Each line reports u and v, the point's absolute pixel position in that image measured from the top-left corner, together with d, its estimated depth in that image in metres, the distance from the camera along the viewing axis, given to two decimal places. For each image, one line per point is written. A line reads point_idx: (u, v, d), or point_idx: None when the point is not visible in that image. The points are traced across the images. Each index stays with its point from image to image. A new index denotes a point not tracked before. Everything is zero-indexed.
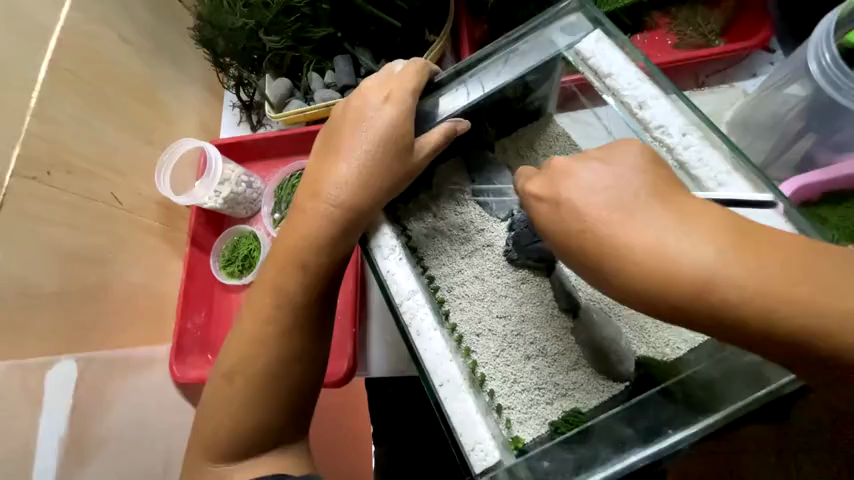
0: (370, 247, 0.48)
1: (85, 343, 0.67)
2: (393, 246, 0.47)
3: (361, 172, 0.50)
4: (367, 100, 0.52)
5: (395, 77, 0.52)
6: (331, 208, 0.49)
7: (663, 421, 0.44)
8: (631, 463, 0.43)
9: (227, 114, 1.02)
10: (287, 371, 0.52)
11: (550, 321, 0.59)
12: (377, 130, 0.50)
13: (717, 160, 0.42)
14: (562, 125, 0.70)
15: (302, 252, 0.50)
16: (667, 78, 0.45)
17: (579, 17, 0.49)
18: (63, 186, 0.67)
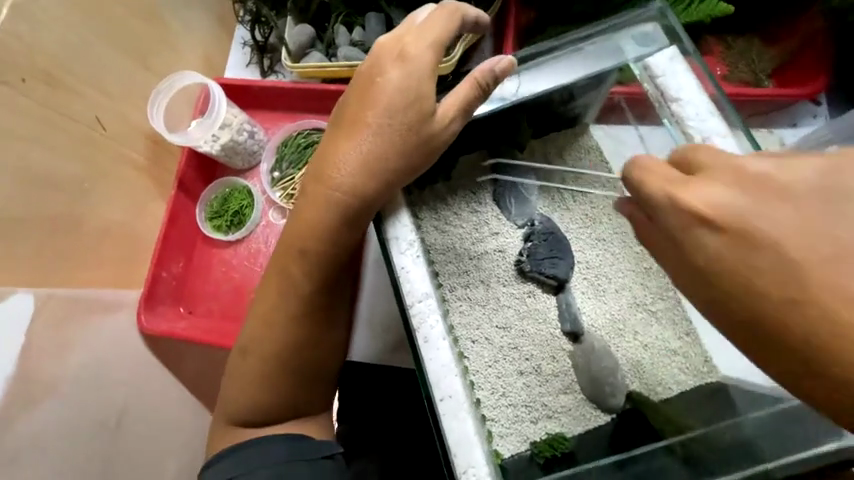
0: (384, 237, 0.43)
1: (45, 278, 0.61)
2: (411, 240, 0.43)
3: (386, 151, 0.44)
4: (389, 59, 0.46)
5: (420, 30, 0.46)
6: (349, 190, 0.44)
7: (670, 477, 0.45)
8: None
9: (236, 51, 0.91)
10: (283, 347, 0.50)
11: (549, 340, 0.57)
12: (409, 104, 0.44)
13: None
14: (595, 138, 0.66)
15: (311, 230, 0.46)
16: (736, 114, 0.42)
17: (654, 28, 0.45)
18: (39, 98, 0.58)
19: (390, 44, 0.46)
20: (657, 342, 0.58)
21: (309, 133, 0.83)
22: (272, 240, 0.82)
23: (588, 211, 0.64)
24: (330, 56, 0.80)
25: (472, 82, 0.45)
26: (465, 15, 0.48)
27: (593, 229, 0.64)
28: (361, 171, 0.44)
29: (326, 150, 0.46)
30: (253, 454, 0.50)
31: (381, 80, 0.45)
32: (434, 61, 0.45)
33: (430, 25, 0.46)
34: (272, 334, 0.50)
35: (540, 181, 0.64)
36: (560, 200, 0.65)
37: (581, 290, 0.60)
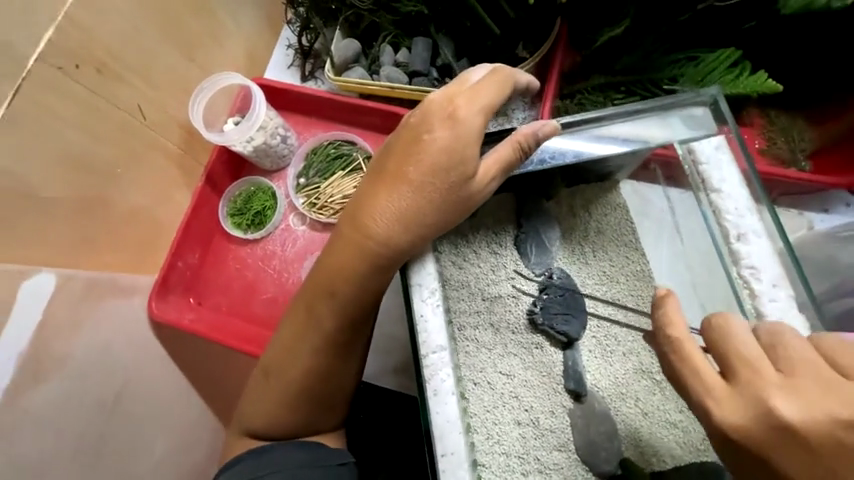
0: (407, 282, 0.44)
1: (69, 258, 0.62)
2: (433, 289, 0.43)
3: (422, 198, 0.45)
4: (439, 113, 0.46)
5: (474, 90, 0.46)
6: (380, 243, 0.45)
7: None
8: None
9: (278, 52, 0.91)
10: (296, 365, 0.51)
11: (550, 394, 0.57)
12: (446, 155, 0.45)
13: (799, 317, 0.39)
14: (624, 196, 0.66)
15: (338, 260, 0.47)
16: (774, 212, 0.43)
17: (704, 112, 0.46)
18: (89, 85, 0.60)
19: (438, 99, 0.47)
20: (658, 412, 0.58)
21: (339, 144, 0.85)
22: (288, 245, 0.83)
23: (606, 268, 0.65)
24: (372, 73, 0.82)
25: (513, 144, 0.46)
26: (517, 82, 0.49)
27: (609, 288, 0.64)
28: (397, 213, 0.45)
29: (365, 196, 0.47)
30: (272, 459, 0.52)
31: (428, 134, 0.46)
32: (482, 122, 0.45)
33: (479, 85, 0.47)
34: (289, 350, 0.52)
35: (563, 232, 0.65)
36: (579, 254, 0.65)
37: (588, 348, 0.60)
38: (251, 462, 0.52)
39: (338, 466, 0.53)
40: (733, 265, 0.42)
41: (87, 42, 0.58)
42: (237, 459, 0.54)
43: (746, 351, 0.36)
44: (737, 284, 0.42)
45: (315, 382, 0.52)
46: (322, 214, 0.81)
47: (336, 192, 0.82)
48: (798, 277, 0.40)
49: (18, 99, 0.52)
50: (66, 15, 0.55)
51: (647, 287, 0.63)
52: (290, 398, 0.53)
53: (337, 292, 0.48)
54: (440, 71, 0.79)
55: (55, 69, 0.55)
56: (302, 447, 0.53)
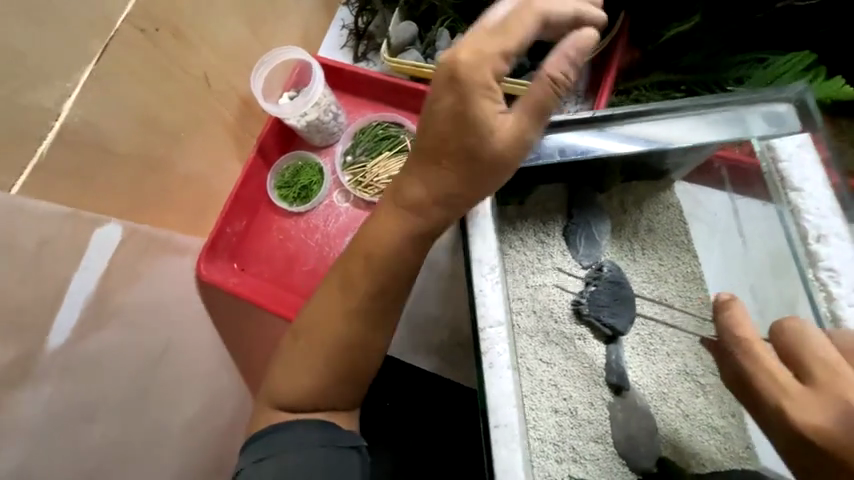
0: (466, 257, 0.44)
1: (134, 213, 0.65)
2: (493, 265, 0.43)
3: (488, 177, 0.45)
4: (461, 65, 0.42)
5: (500, 40, 0.42)
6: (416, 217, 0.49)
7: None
8: None
9: (333, 32, 0.93)
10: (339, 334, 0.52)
11: (590, 386, 0.57)
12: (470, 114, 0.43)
13: None
14: (677, 197, 0.64)
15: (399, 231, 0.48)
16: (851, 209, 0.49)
17: (788, 109, 0.51)
18: (166, 48, 0.62)
19: (450, 55, 0.42)
20: (700, 415, 0.57)
21: (388, 126, 0.86)
22: (331, 220, 0.85)
23: (654, 267, 0.63)
24: (426, 57, 0.81)
25: (545, 81, 0.42)
26: (545, 17, 0.43)
27: (657, 287, 0.63)
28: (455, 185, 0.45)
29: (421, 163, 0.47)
30: (285, 438, 0.53)
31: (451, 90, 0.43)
32: (496, 70, 0.42)
33: (494, 30, 0.42)
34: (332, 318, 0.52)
35: (612, 227, 0.64)
36: (628, 250, 0.64)
37: (631, 345, 0.60)
38: (270, 439, 0.53)
39: (351, 449, 0.54)
40: (801, 244, 0.50)
41: (168, 6, 0.61)
42: (256, 434, 0.54)
43: (826, 356, 0.36)
44: (815, 285, 0.49)
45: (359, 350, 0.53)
46: (366, 193, 0.83)
47: (382, 172, 0.83)
48: None
49: (106, 56, 0.55)
50: None
51: (697, 290, 0.62)
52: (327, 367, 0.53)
53: (399, 261, 0.50)
54: None
55: (139, 31, 0.58)
56: (322, 426, 0.54)
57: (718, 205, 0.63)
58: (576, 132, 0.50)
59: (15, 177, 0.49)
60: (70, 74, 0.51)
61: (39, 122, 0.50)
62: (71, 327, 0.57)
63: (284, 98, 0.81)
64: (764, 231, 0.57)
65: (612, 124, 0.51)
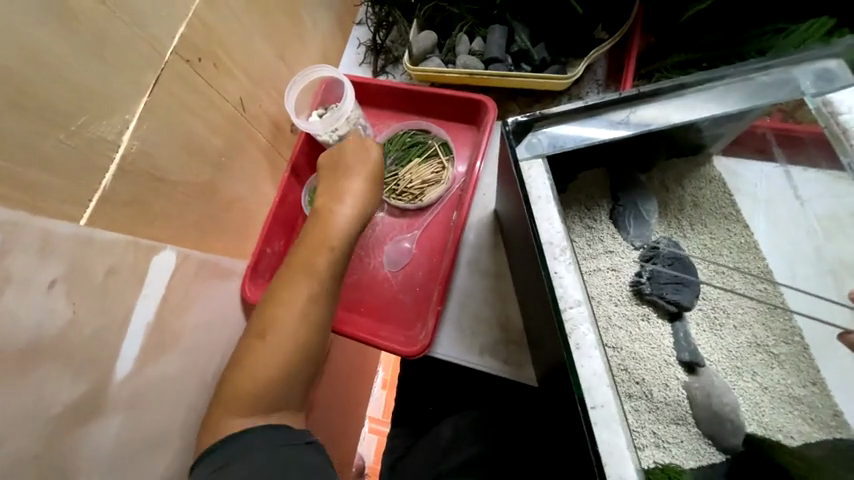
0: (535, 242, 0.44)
1: (185, 239, 0.66)
2: (564, 249, 0.43)
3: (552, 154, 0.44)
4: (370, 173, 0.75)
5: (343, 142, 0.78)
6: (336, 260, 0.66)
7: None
8: None
9: (352, 51, 0.97)
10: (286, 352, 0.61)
11: (662, 367, 0.56)
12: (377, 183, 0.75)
13: None
14: (721, 170, 0.64)
15: None
16: None
17: (838, 65, 0.48)
18: (207, 77, 0.65)
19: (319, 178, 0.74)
20: (779, 386, 0.56)
21: (414, 133, 0.87)
22: (368, 231, 0.84)
23: (706, 241, 0.63)
24: (447, 62, 0.84)
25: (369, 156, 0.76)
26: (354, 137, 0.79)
27: (713, 261, 0.62)
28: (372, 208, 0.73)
29: (328, 173, 0.76)
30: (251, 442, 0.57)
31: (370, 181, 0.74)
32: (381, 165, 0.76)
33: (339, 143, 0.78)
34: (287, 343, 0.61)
35: (658, 206, 0.64)
36: (677, 227, 0.64)
37: (697, 321, 0.58)
38: (223, 451, 0.57)
39: (305, 444, 0.61)
40: None
41: (207, 37, 0.63)
42: (211, 447, 0.57)
43: None
44: None
45: (309, 366, 0.63)
46: (400, 199, 0.84)
47: (414, 178, 0.84)
48: None
49: (158, 88, 0.57)
50: (194, 12, 0.60)
51: (755, 260, 0.61)
52: (278, 393, 0.60)
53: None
54: (514, 57, 0.81)
55: (184, 62, 0.60)
56: (275, 430, 0.59)
57: (759, 175, 0.64)
58: (625, 108, 0.48)
59: (83, 209, 0.50)
60: (128, 106, 0.54)
61: (103, 155, 0.51)
62: (135, 357, 0.57)
63: (314, 114, 0.84)
64: (826, 194, 0.58)
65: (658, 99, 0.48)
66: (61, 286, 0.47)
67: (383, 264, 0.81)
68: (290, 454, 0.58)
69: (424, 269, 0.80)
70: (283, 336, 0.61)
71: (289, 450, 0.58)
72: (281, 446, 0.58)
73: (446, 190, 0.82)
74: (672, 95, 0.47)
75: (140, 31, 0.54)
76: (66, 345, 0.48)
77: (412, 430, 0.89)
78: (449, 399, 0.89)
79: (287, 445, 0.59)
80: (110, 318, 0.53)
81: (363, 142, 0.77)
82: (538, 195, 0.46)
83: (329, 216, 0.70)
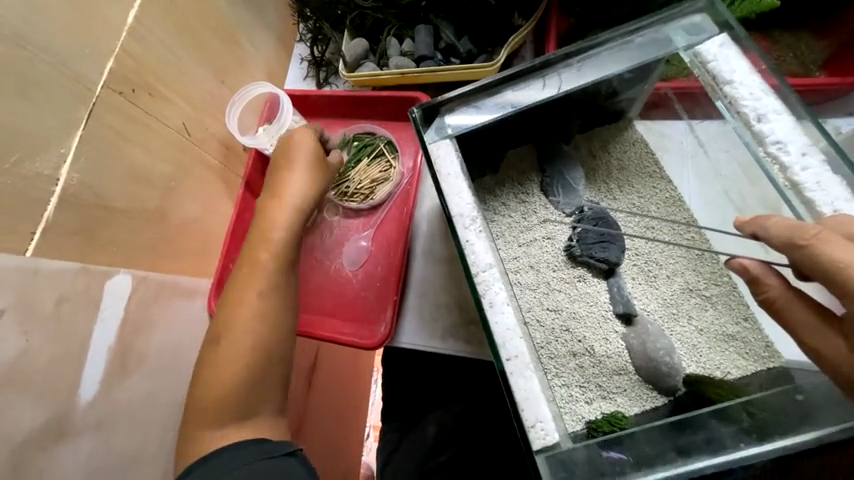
0: (447, 216, 0.47)
1: (140, 263, 0.68)
2: (475, 218, 0.46)
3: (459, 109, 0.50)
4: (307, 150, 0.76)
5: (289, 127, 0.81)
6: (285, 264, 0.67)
7: (732, 436, 0.42)
8: (695, 470, 0.40)
9: (295, 67, 1.00)
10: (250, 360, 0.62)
11: (600, 322, 0.59)
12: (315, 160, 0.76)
13: (839, 187, 0.40)
14: (640, 133, 0.68)
15: None
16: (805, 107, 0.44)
17: (704, 19, 0.48)
18: (144, 107, 0.68)
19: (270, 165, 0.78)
20: (714, 326, 0.58)
21: (360, 136, 0.90)
22: (326, 235, 0.86)
23: (635, 201, 0.66)
24: (381, 66, 0.88)
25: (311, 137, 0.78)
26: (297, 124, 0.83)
27: (642, 218, 0.64)
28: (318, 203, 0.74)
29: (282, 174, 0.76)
30: (229, 457, 0.56)
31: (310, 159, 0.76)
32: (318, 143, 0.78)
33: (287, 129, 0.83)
34: (249, 350, 0.62)
35: (586, 174, 0.67)
36: (606, 190, 0.66)
37: (631, 275, 0.61)
38: (208, 465, 0.56)
39: (287, 455, 0.59)
40: (758, 146, 0.45)
41: (138, 69, 0.67)
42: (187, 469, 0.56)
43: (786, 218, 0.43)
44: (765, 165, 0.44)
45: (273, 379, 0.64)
46: (353, 201, 0.86)
47: (363, 178, 0.87)
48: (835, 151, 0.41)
49: (92, 122, 0.60)
50: (120, 47, 0.64)
51: (681, 212, 0.65)
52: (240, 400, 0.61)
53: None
54: (443, 53, 0.84)
55: (117, 94, 0.63)
56: (258, 443, 0.58)
57: (670, 135, 0.68)
58: (518, 84, 0.51)
59: (27, 242, 0.54)
60: (63, 141, 0.57)
61: (41, 190, 0.55)
62: (99, 378, 0.59)
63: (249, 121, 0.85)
64: (717, 138, 0.59)
65: (544, 72, 0.51)
66: (11, 316, 0.50)
67: (344, 265, 0.84)
68: (272, 464, 0.56)
69: (383, 264, 0.82)
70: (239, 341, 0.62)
71: (272, 462, 0.57)
72: (265, 459, 0.57)
73: (394, 187, 0.85)
74: (558, 66, 0.51)
75: (66, 71, 0.57)
76: (20, 371, 0.51)
77: (401, 424, 0.89)
78: (429, 393, 0.88)
79: (268, 458, 0.57)
80: (64, 344, 0.55)
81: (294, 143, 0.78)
82: (447, 173, 0.49)
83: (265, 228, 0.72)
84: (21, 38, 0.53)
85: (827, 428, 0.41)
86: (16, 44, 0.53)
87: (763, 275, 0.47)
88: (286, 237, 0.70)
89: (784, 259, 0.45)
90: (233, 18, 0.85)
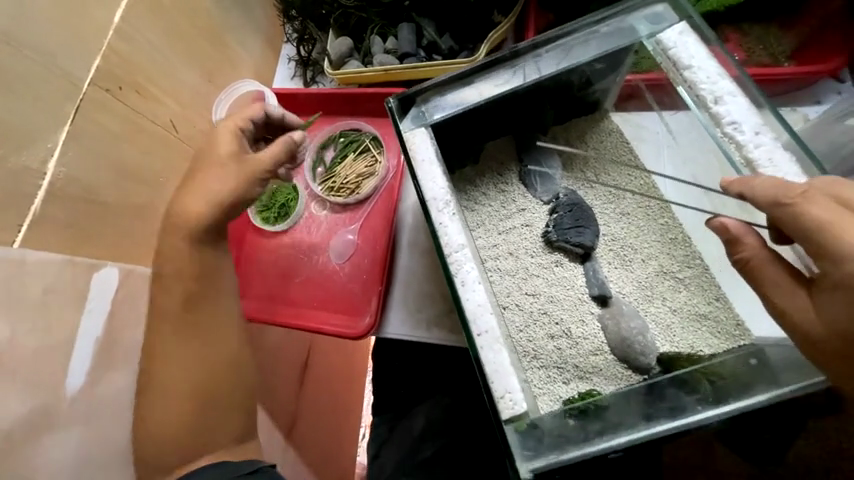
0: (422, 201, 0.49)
1: (128, 257, 0.69)
2: (449, 202, 0.48)
3: None
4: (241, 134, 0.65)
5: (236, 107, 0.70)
6: None
7: (691, 402, 0.45)
8: (655, 431, 0.43)
9: (283, 67, 1.01)
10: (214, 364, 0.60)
11: (577, 304, 0.61)
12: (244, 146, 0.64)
13: (787, 161, 0.43)
14: (616, 124, 0.69)
15: None
16: (756, 88, 0.47)
17: (666, 8, 0.52)
18: (131, 104, 0.69)
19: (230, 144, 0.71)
20: (686, 306, 0.60)
21: (347, 133, 0.92)
22: (314, 229, 0.88)
23: (611, 188, 0.67)
24: (366, 64, 0.90)
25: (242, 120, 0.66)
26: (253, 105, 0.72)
27: (618, 204, 0.66)
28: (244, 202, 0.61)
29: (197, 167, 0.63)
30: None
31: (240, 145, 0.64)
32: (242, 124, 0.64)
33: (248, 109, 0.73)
34: (199, 362, 0.59)
35: (564, 162, 0.68)
36: (583, 179, 0.67)
37: (607, 260, 0.63)
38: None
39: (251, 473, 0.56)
40: (716, 127, 0.47)
41: (125, 67, 0.68)
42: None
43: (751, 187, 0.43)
44: (723, 143, 0.47)
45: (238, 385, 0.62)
46: (340, 195, 0.88)
47: (349, 173, 0.89)
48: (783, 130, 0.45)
49: (79, 118, 0.62)
50: (107, 45, 0.66)
51: (655, 198, 0.65)
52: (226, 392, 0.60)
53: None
54: (426, 50, 0.86)
55: (103, 91, 0.65)
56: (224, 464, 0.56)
57: (643, 126, 0.68)
58: (491, 75, 0.55)
59: (15, 234, 0.55)
60: (50, 136, 0.58)
61: (28, 183, 0.56)
62: (86, 370, 0.60)
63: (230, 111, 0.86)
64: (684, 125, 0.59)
65: (516, 61, 0.55)
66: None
67: (331, 259, 0.85)
68: None
69: (369, 257, 0.83)
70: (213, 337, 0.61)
71: None
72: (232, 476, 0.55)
73: (380, 181, 0.86)
74: (528, 55, 0.55)
75: (53, 68, 0.59)
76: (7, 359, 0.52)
77: (392, 415, 0.90)
78: (417, 385, 0.89)
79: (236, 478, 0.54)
80: (51, 335, 0.57)
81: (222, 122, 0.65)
82: (422, 159, 0.51)
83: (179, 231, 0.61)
84: (9, 36, 0.55)
85: (783, 387, 0.44)
86: (3, 41, 0.54)
87: (744, 235, 0.48)
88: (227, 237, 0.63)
89: (764, 217, 0.48)
90: (221, 20, 0.87)
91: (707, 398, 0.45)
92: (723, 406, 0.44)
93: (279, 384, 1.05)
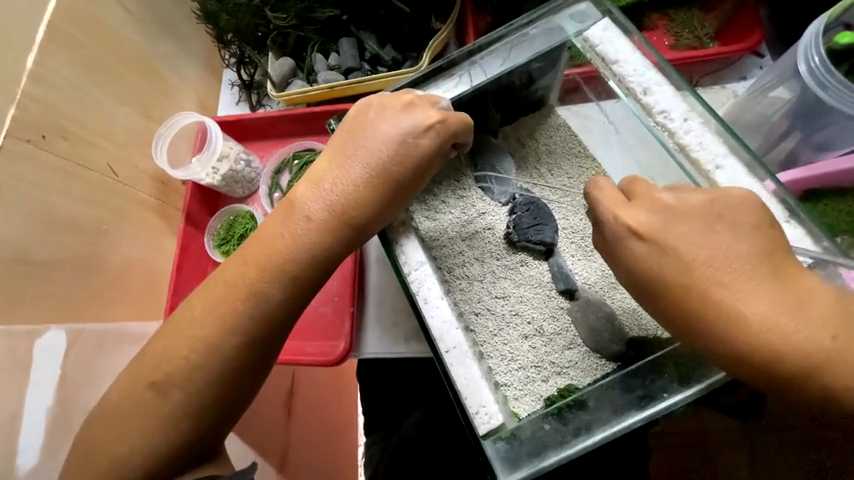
0: (386, 229, 0.53)
1: (76, 315, 0.65)
2: (408, 237, 0.54)
3: (382, 150, 0.52)
4: (380, 136, 0.52)
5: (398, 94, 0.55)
6: None
7: (660, 387, 0.48)
8: (628, 425, 0.46)
9: (226, 92, 0.97)
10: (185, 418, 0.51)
11: (546, 301, 0.61)
12: (371, 161, 0.52)
13: (715, 144, 0.48)
14: (562, 118, 0.69)
15: (273, 266, 0.51)
16: (675, 72, 0.51)
17: (588, 6, 0.56)
18: (58, 152, 0.65)
19: (392, 100, 0.54)
20: None
21: (300, 153, 0.86)
22: None
23: (565, 181, 0.67)
24: (311, 82, 0.88)
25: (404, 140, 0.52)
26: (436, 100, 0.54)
27: (574, 196, 0.66)
28: (353, 218, 0.51)
29: (341, 143, 0.54)
30: None
31: (366, 145, 0.52)
32: (378, 146, 0.52)
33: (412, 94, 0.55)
34: (164, 416, 0.51)
35: (517, 162, 0.68)
36: (537, 175, 0.67)
37: (569, 252, 0.64)
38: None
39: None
40: (649, 117, 0.51)
41: (47, 113, 0.64)
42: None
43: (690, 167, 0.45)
44: (658, 131, 0.51)
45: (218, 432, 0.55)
46: None
47: None
48: (706, 113, 0.50)
49: None
50: (22, 93, 0.61)
51: None
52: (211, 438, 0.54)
53: (330, 236, 0.52)
54: (369, 62, 0.86)
55: (24, 142, 0.60)
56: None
57: (587, 117, 0.68)
58: (434, 86, 0.58)
59: None
60: None
61: None
62: (40, 444, 0.56)
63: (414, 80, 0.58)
64: (620, 116, 0.60)
65: (452, 71, 0.58)
66: None
67: None
68: None
69: (339, 277, 0.80)
70: (182, 383, 0.51)
71: None
72: None
73: None
74: (466, 63, 0.58)
75: None
76: None
77: (384, 434, 0.89)
78: (406, 397, 0.88)
79: None
80: None
81: (400, 97, 0.54)
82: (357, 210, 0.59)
83: (283, 210, 0.53)
84: None
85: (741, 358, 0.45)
86: None
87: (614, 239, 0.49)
88: (278, 236, 0.52)
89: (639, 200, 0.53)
90: (153, 52, 0.83)
91: (673, 380, 0.48)
92: (690, 389, 0.46)
93: (263, 419, 0.98)
